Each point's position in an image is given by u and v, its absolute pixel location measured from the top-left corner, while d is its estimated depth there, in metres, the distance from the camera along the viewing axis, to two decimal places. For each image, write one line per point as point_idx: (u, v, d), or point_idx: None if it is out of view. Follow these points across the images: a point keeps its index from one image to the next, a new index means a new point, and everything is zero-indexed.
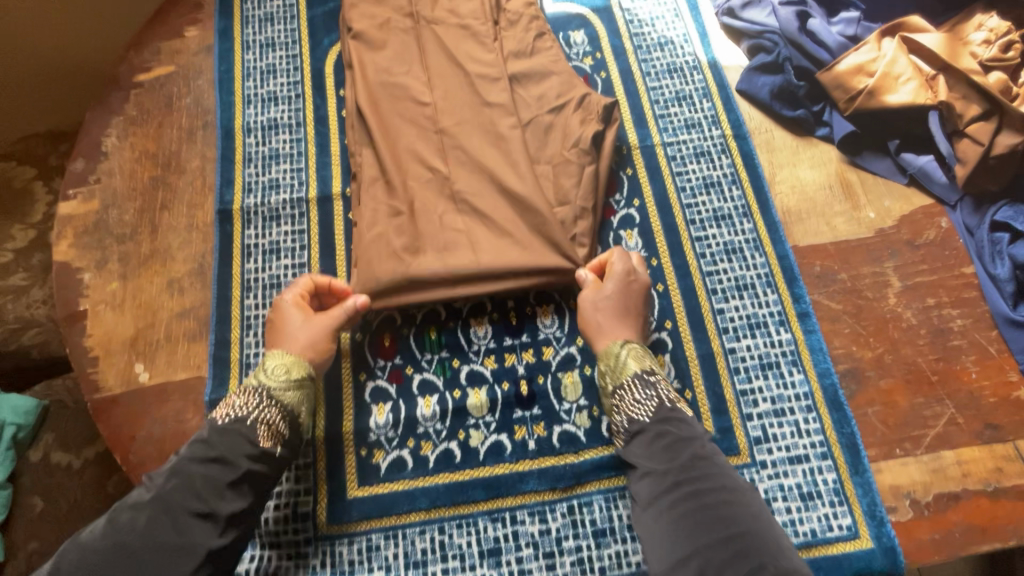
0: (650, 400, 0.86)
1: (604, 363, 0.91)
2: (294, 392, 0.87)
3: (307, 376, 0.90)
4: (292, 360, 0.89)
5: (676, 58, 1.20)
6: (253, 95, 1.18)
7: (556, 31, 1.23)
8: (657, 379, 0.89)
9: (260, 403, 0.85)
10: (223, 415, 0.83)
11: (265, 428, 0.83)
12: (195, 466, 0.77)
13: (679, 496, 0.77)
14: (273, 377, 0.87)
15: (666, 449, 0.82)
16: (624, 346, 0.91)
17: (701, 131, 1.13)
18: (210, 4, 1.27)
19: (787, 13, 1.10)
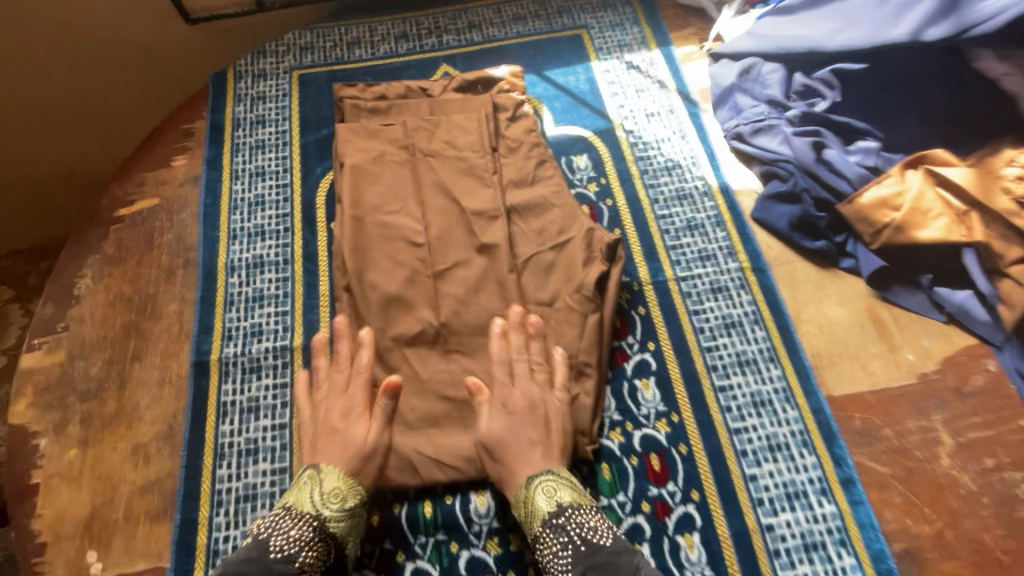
0: (565, 550, 0.78)
1: (518, 509, 0.83)
2: (342, 524, 0.82)
3: (360, 505, 0.84)
4: (348, 487, 0.83)
5: (684, 183, 1.14)
6: (240, 230, 1.12)
7: (557, 157, 1.18)
8: (568, 515, 0.80)
9: (312, 537, 0.79)
10: (272, 547, 0.77)
11: (310, 554, 0.79)
12: (239, 570, 0.73)
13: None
14: (326, 505, 0.82)
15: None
16: (531, 488, 0.82)
17: (717, 264, 1.06)
18: (200, 132, 1.23)
19: (802, 143, 1.04)
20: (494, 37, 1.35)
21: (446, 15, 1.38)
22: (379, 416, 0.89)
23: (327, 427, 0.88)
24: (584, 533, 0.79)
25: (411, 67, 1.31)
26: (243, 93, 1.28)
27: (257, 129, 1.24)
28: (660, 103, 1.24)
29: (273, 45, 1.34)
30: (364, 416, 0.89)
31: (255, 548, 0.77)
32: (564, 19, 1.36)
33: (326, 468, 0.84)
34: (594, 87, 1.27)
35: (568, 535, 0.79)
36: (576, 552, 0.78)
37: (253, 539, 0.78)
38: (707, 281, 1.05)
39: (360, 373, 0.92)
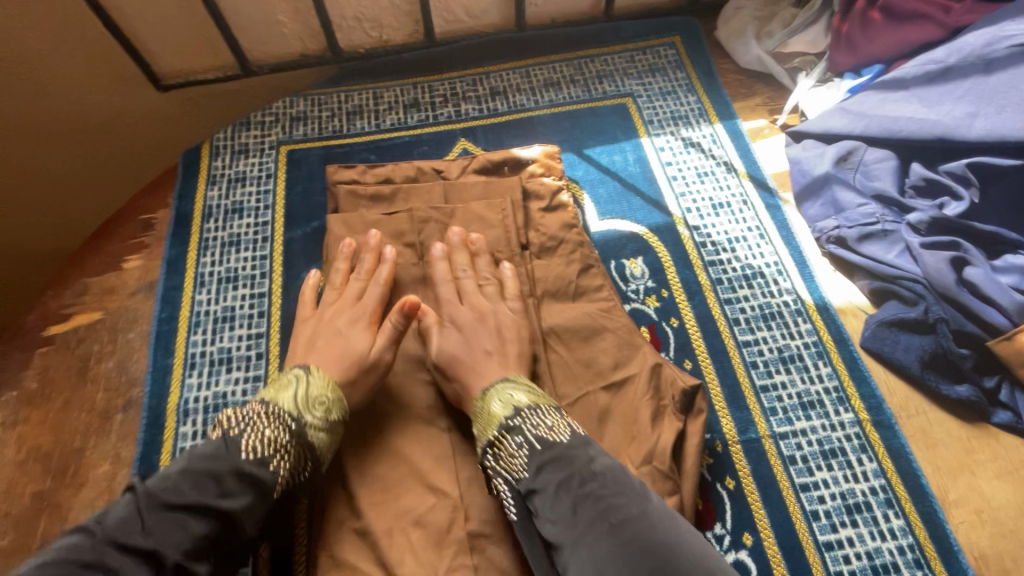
0: (525, 443, 0.67)
1: (477, 415, 0.73)
2: (324, 435, 0.69)
3: (342, 419, 0.71)
4: (333, 398, 0.71)
5: (770, 298, 0.89)
6: (199, 357, 0.87)
7: (605, 260, 0.94)
8: (530, 415, 0.69)
9: (287, 439, 0.65)
10: (244, 447, 0.62)
11: (284, 462, 0.64)
12: (189, 490, 0.57)
13: (600, 540, 0.57)
14: (308, 410, 0.68)
15: (560, 483, 0.63)
16: (495, 393, 0.72)
17: (825, 414, 0.80)
18: (163, 223, 1.00)
19: (936, 258, 0.79)
20: (522, 106, 1.13)
21: (465, 79, 1.15)
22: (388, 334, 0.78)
23: (329, 328, 0.80)
24: (541, 432, 0.67)
25: (423, 142, 1.09)
26: (218, 173, 1.05)
27: (231, 219, 1.00)
28: (729, 190, 1.00)
29: (257, 114, 1.11)
30: (365, 329, 0.79)
31: (222, 445, 0.62)
32: (606, 85, 1.14)
33: (314, 373, 0.73)
34: (645, 169, 1.04)
35: (523, 436, 0.67)
36: (531, 451, 0.66)
37: (221, 434, 0.63)
38: (815, 439, 0.78)
39: (376, 286, 0.83)
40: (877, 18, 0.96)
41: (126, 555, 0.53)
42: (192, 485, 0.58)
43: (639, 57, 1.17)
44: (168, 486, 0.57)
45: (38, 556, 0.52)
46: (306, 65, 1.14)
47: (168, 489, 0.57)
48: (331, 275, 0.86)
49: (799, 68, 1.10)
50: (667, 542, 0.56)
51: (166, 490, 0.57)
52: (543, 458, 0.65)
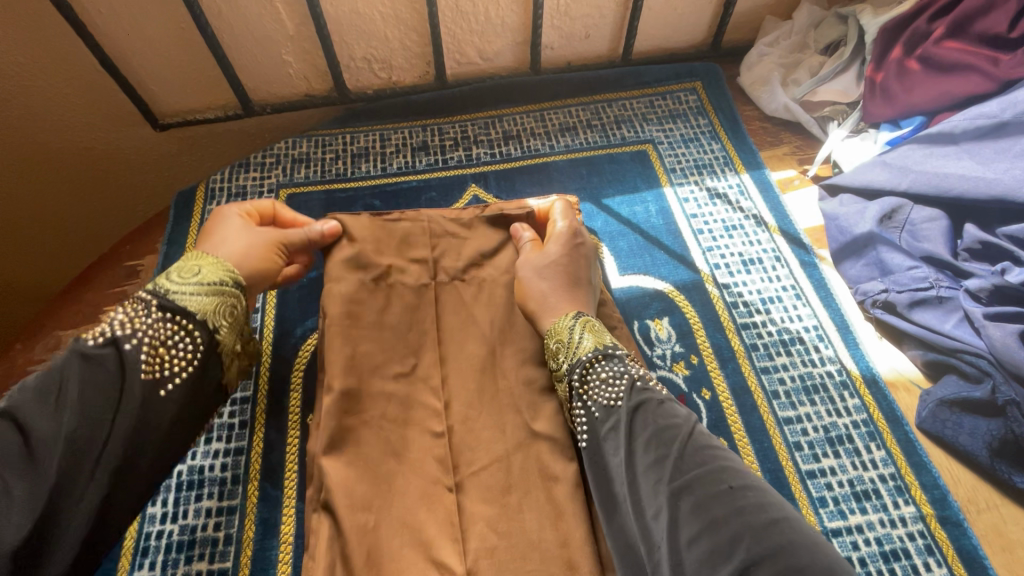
0: (620, 379, 0.66)
1: (553, 341, 0.70)
2: (206, 298, 0.62)
3: (225, 281, 0.64)
4: (205, 264, 0.64)
5: (811, 367, 0.81)
6: None
7: (628, 320, 0.85)
8: (624, 354, 0.69)
9: (157, 313, 0.59)
10: (93, 335, 0.57)
11: (150, 336, 0.58)
12: (31, 397, 0.52)
13: (702, 502, 0.52)
14: (176, 280, 0.61)
15: (651, 434, 0.59)
16: (578, 319, 0.72)
17: (883, 508, 0.70)
18: (150, 269, 0.93)
19: (1004, 332, 0.71)
20: (537, 151, 1.07)
21: (477, 122, 1.10)
22: (292, 236, 0.75)
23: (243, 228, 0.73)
24: (643, 374, 0.66)
25: (431, 187, 1.03)
26: (211, 217, 0.98)
27: None
28: (759, 246, 0.93)
29: (257, 155, 1.05)
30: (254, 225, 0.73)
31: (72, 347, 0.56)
32: (624, 131, 1.09)
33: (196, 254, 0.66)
34: (669, 221, 0.96)
35: (623, 367, 0.67)
36: (631, 386, 0.65)
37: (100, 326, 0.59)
38: (873, 537, 0.68)
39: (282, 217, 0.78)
40: (915, 68, 0.90)
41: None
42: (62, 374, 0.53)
43: (659, 103, 1.12)
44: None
45: None
46: (311, 105, 1.08)
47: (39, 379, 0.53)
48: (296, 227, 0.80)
49: (829, 118, 1.04)
50: (768, 523, 0.50)
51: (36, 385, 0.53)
52: (637, 402, 0.63)
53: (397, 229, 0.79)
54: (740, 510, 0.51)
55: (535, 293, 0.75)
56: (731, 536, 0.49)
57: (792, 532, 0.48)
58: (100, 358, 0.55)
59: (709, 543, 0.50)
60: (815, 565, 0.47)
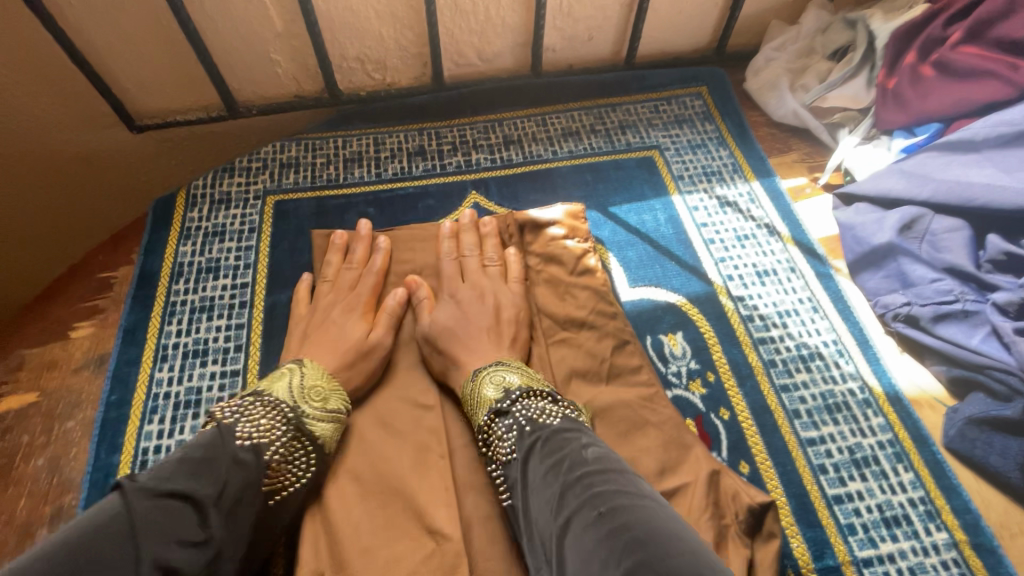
0: (512, 430, 0.60)
1: (466, 406, 0.67)
2: (326, 427, 0.62)
3: (343, 411, 0.65)
4: (330, 386, 0.65)
5: (832, 384, 0.77)
6: (152, 456, 0.71)
7: (641, 335, 0.81)
8: (522, 395, 0.63)
9: (286, 431, 0.58)
10: (238, 433, 0.55)
11: (279, 453, 0.56)
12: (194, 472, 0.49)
13: (587, 522, 0.45)
14: (305, 400, 0.62)
15: (544, 474, 0.54)
16: (486, 369, 0.67)
17: (914, 535, 0.66)
18: (124, 283, 0.86)
19: None
20: (539, 157, 1.02)
21: (475, 126, 1.05)
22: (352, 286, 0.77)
23: (326, 319, 0.75)
24: (532, 414, 0.60)
25: (429, 194, 0.97)
26: (193, 224, 0.92)
27: (203, 279, 0.86)
28: (773, 256, 0.89)
29: (243, 159, 0.99)
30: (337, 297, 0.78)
31: (217, 433, 0.54)
32: (629, 136, 1.05)
33: (308, 364, 0.66)
34: (679, 230, 0.92)
35: (514, 418, 0.61)
36: (521, 435, 0.59)
37: (215, 423, 0.55)
38: (906, 567, 0.65)
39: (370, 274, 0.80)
40: (930, 74, 0.88)
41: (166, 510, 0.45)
42: (175, 500, 0.46)
43: (664, 108, 1.08)
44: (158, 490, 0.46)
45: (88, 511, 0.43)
46: (300, 106, 1.03)
47: (152, 503, 0.45)
48: (323, 268, 0.82)
49: (839, 124, 1.01)
50: (638, 536, 0.42)
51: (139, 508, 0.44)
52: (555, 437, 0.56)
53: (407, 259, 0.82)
54: (615, 529, 0.43)
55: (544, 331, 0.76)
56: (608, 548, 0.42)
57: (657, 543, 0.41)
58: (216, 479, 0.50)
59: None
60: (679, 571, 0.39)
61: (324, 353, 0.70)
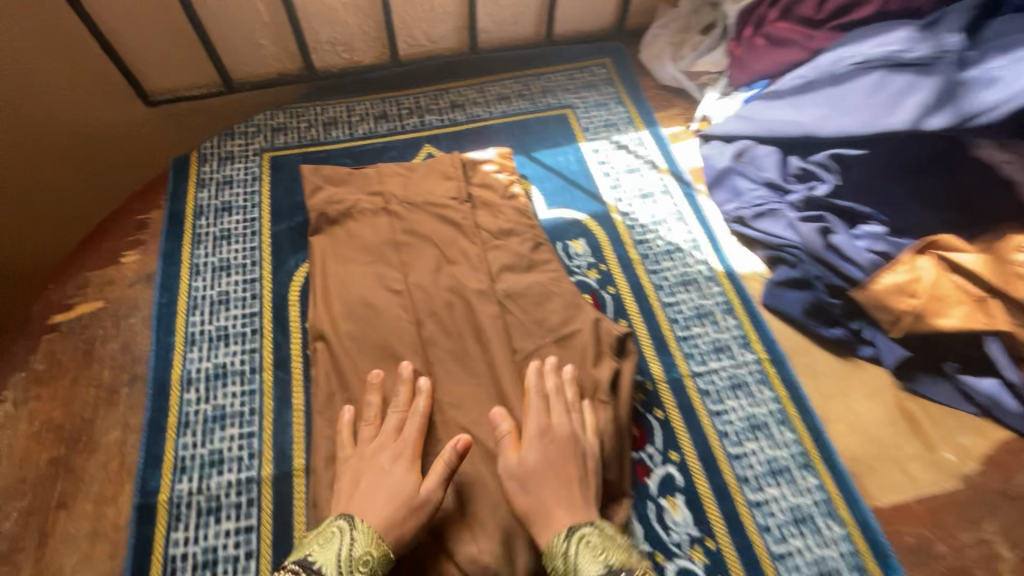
0: None
1: (552, 562, 0.71)
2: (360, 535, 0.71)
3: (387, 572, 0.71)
4: (378, 554, 0.70)
5: (688, 268, 1.09)
6: (198, 335, 0.97)
7: (554, 241, 1.11)
8: (624, 575, 0.67)
9: None
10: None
11: None
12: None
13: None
14: (352, 567, 0.69)
15: None
16: (569, 537, 0.71)
17: (732, 356, 0.98)
18: (157, 222, 1.11)
19: (809, 228, 1.00)
20: (478, 117, 1.30)
21: (427, 94, 1.32)
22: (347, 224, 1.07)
23: (373, 466, 0.78)
24: None
25: (392, 148, 1.24)
26: (207, 177, 1.17)
27: (220, 216, 1.11)
28: (653, 183, 1.20)
29: (242, 126, 1.25)
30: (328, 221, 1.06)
31: None
32: (549, 99, 1.33)
33: (361, 525, 0.72)
34: (584, 167, 1.23)
35: None
36: None
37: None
38: (725, 375, 0.96)
39: (397, 413, 0.84)
40: (761, 44, 1.19)
41: None
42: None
43: (577, 76, 1.37)
44: None
45: None
46: (284, 82, 1.28)
47: None
48: (313, 200, 1.07)
49: (706, 84, 1.33)
50: None
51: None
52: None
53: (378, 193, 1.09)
54: None
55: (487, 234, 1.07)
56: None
57: None
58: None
59: None
60: None
61: (377, 508, 0.74)
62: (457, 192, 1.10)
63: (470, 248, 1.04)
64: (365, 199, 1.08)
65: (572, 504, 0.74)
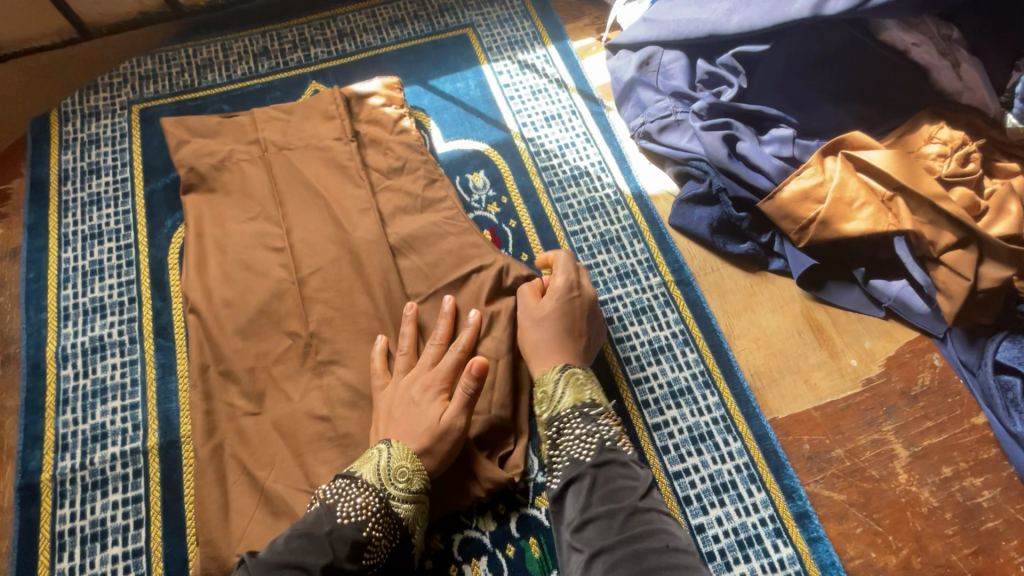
0: (591, 437, 0.70)
1: (539, 391, 0.77)
2: (403, 460, 0.71)
3: (425, 490, 0.72)
4: (415, 467, 0.71)
5: (594, 192, 1.02)
6: (72, 309, 0.91)
7: (451, 176, 1.03)
8: (600, 414, 0.73)
9: (378, 508, 0.67)
10: (339, 514, 0.66)
11: (377, 527, 0.66)
12: (293, 554, 0.61)
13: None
14: (392, 481, 0.70)
15: (608, 492, 0.65)
16: (562, 373, 0.76)
17: (637, 281, 0.95)
18: (19, 192, 1.02)
19: (712, 138, 0.94)
20: (369, 45, 1.18)
21: (311, 24, 1.20)
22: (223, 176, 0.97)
23: (403, 396, 0.77)
24: (610, 438, 0.70)
25: (275, 88, 1.13)
26: (70, 137, 1.07)
27: (88, 179, 1.03)
28: (559, 104, 1.11)
29: (104, 77, 1.13)
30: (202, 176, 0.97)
31: (322, 511, 0.66)
32: (448, 18, 1.21)
33: (396, 443, 0.72)
34: (485, 92, 1.13)
35: (593, 428, 0.71)
36: (599, 445, 0.69)
37: (319, 504, 0.67)
38: (629, 301, 0.93)
39: (435, 345, 0.81)
40: None
41: (299, 571, 0.60)
42: (292, 570, 0.60)
43: None
44: (270, 562, 0.60)
45: None
46: (146, 22, 1.14)
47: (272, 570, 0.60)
48: (181, 154, 0.98)
49: None
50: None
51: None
52: (603, 459, 0.67)
53: (255, 140, 0.99)
54: (640, 542, 0.59)
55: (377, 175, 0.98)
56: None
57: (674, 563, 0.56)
58: (340, 562, 0.62)
59: None
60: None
61: (410, 433, 0.73)
62: (341, 131, 1.00)
63: (358, 193, 0.95)
64: (241, 149, 0.99)
65: (566, 351, 0.79)
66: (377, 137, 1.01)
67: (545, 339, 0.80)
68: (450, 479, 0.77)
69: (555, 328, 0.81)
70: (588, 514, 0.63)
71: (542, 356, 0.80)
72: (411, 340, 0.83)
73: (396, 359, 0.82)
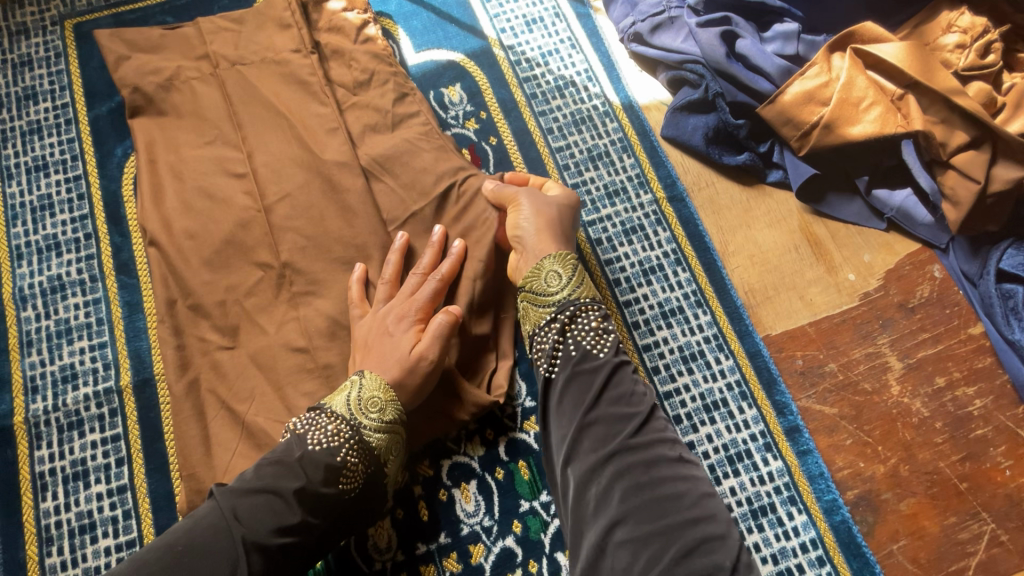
0: (609, 335, 0.68)
1: (556, 265, 0.72)
2: (374, 389, 0.68)
3: (400, 419, 0.69)
4: (388, 396, 0.68)
5: (580, 104, 0.94)
6: (24, 248, 0.85)
7: (424, 89, 0.95)
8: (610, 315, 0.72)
9: (350, 435, 0.66)
10: (310, 441, 0.65)
11: (352, 452, 0.65)
12: (263, 481, 0.62)
13: (631, 491, 0.57)
14: (364, 411, 0.67)
15: (618, 395, 0.64)
16: (579, 264, 0.73)
17: (628, 199, 0.89)
18: None
19: (709, 36, 0.87)
20: None
21: None
22: (171, 96, 0.88)
23: (378, 325, 0.73)
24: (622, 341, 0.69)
25: None
26: None
27: (24, 105, 0.93)
28: (542, 5, 1.00)
29: None
30: (150, 98, 0.88)
31: (293, 439, 0.65)
32: None
33: (369, 373, 0.70)
34: None
35: (610, 325, 0.70)
36: (615, 343, 0.68)
37: (291, 434, 0.66)
38: (618, 220, 0.88)
39: (417, 275, 0.77)
40: None
41: (269, 498, 0.61)
42: (261, 496, 0.61)
43: None
44: (239, 491, 0.61)
45: (201, 512, 0.60)
46: None
47: (242, 499, 0.61)
48: (123, 73, 0.88)
49: None
50: (679, 494, 0.57)
51: (231, 505, 0.60)
52: (618, 361, 0.66)
53: (203, 54, 0.89)
54: (649, 454, 0.59)
55: (343, 91, 0.89)
56: (594, 491, 0.59)
57: (681, 481, 0.58)
58: (314, 486, 0.62)
59: (633, 508, 0.56)
60: (692, 503, 0.57)
61: (384, 361, 0.70)
62: (299, 42, 0.89)
63: (322, 109, 0.86)
64: (190, 65, 0.89)
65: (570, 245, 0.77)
66: (339, 46, 0.91)
67: (558, 220, 0.76)
68: (433, 406, 0.75)
69: (568, 219, 0.78)
70: (599, 415, 0.62)
71: (550, 238, 0.75)
72: (394, 269, 0.78)
73: (375, 290, 0.78)
